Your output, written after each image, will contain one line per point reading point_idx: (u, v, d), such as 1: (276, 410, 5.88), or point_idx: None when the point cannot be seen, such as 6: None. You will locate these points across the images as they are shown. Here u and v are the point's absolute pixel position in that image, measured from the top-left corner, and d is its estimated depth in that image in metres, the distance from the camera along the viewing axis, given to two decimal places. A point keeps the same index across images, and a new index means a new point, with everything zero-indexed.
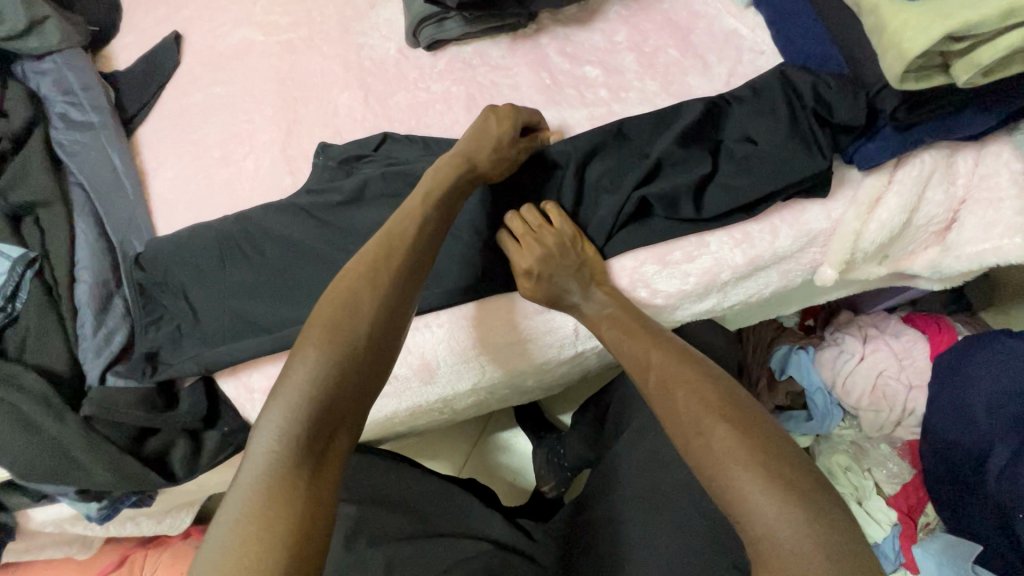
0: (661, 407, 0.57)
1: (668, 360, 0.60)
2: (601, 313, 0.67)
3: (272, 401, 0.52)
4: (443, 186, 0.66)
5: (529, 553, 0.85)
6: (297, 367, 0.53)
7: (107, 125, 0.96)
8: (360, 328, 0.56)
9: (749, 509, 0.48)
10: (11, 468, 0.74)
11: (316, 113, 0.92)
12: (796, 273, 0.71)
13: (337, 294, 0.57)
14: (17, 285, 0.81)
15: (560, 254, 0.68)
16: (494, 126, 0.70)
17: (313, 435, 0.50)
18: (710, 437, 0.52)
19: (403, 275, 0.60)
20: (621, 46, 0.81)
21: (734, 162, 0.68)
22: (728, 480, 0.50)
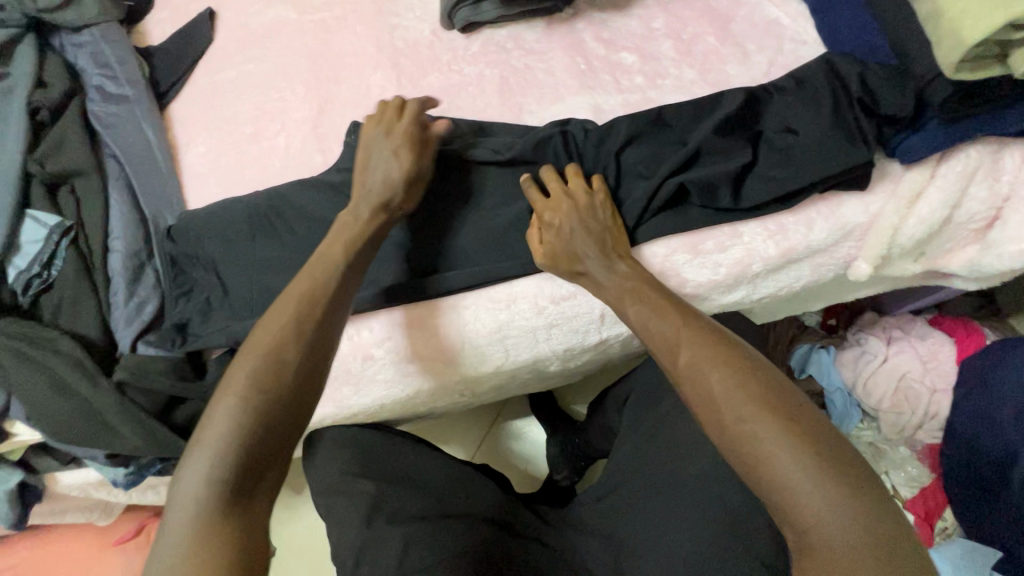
0: (694, 392, 0.54)
1: (699, 341, 0.56)
2: (622, 285, 0.64)
3: (192, 450, 0.52)
4: (364, 233, 0.68)
5: (545, 539, 0.86)
6: (219, 420, 0.53)
7: (141, 99, 0.97)
8: (284, 377, 0.56)
9: (798, 502, 0.46)
10: (45, 431, 0.76)
11: (348, 92, 0.92)
12: (829, 268, 0.70)
13: (258, 344, 0.58)
14: (53, 252, 0.83)
15: (588, 215, 0.67)
16: (402, 162, 0.71)
17: (241, 480, 0.51)
18: (753, 425, 0.50)
19: (325, 320, 0.61)
20: (659, 33, 0.80)
21: (776, 153, 0.67)
22: (774, 472, 0.48)
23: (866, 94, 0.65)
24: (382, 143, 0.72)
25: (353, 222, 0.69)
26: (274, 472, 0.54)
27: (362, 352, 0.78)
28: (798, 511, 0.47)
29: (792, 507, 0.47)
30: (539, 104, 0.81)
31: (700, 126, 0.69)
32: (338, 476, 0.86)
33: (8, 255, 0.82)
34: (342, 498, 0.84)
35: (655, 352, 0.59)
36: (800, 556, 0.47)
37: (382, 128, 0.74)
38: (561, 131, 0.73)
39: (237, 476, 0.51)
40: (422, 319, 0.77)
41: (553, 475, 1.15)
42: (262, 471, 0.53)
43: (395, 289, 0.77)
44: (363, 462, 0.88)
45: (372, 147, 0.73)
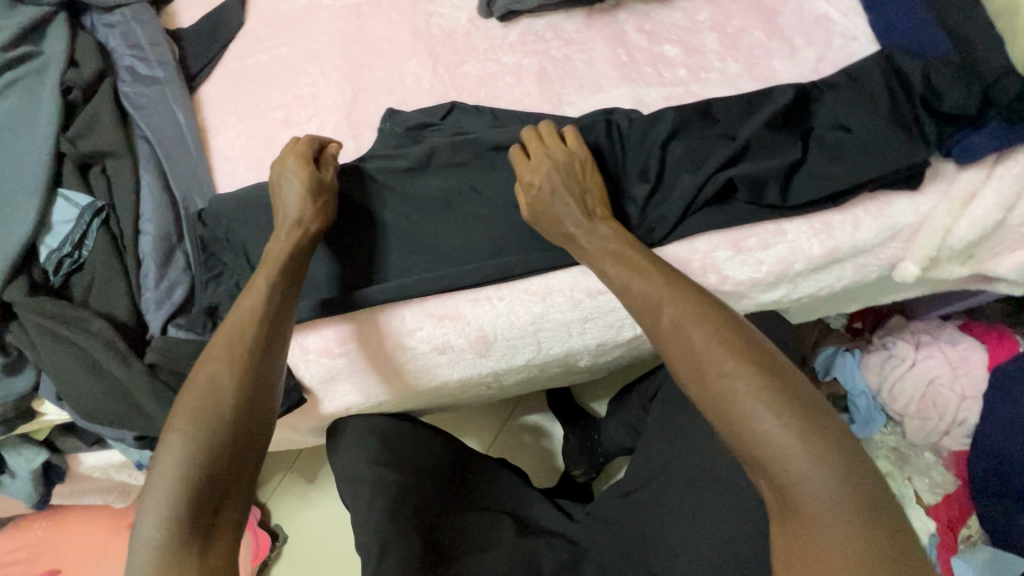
0: (678, 349, 0.57)
1: (682, 304, 0.58)
2: (603, 246, 0.65)
3: (148, 492, 0.53)
4: (284, 259, 0.68)
5: (569, 535, 0.86)
6: (166, 462, 0.53)
7: (172, 81, 0.96)
8: (222, 407, 0.56)
9: (776, 454, 0.50)
10: (78, 409, 0.77)
11: (382, 79, 0.91)
12: (873, 268, 0.69)
13: (196, 381, 0.58)
14: (84, 232, 0.83)
15: (566, 174, 0.68)
16: (300, 179, 0.71)
17: (199, 512, 0.52)
18: (733, 382, 0.53)
19: (258, 347, 0.61)
20: (703, 26, 0.79)
21: (828, 151, 0.66)
22: (752, 426, 0.51)
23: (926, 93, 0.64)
24: (281, 169, 0.72)
25: (271, 249, 0.69)
26: (234, 499, 0.55)
27: (395, 341, 0.78)
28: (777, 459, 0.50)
29: (771, 455, 0.50)
30: (579, 94, 0.80)
31: (748, 122, 0.69)
32: (362, 466, 0.85)
33: (40, 234, 0.82)
34: (366, 490, 0.83)
35: (637, 316, 0.61)
36: (778, 504, 0.51)
37: (279, 156, 0.75)
38: (605, 120, 0.72)
39: (195, 507, 0.52)
40: (456, 310, 0.77)
41: (570, 471, 1.15)
42: (218, 501, 0.54)
43: (431, 279, 0.77)
44: (385, 452, 0.87)
45: (276, 177, 0.73)
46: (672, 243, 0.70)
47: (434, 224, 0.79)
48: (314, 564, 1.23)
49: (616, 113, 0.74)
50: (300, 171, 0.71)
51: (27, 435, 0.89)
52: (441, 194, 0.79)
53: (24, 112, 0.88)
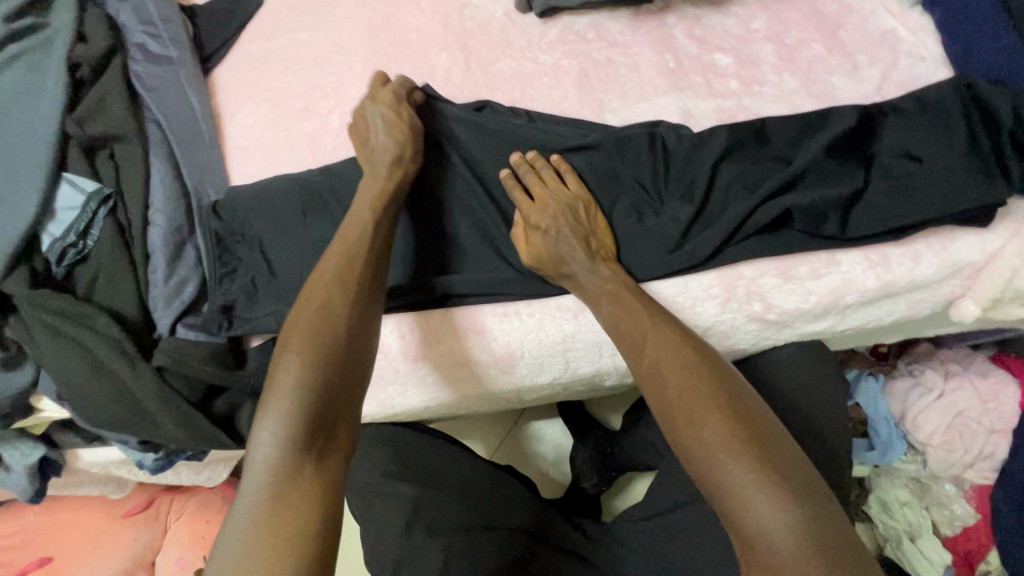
0: (654, 391, 0.57)
1: (662, 342, 0.59)
2: (600, 287, 0.65)
3: (264, 410, 0.52)
4: (387, 189, 0.68)
5: (589, 555, 0.82)
6: (285, 379, 0.53)
7: (186, 62, 0.90)
8: (338, 329, 0.57)
9: (743, 506, 0.49)
10: (79, 410, 0.73)
11: (410, 72, 0.86)
12: (926, 304, 0.68)
13: (307, 306, 0.58)
14: (89, 221, 0.78)
15: (571, 215, 0.68)
16: (398, 113, 0.72)
17: (313, 427, 0.52)
18: (702, 429, 0.53)
19: (368, 278, 0.61)
20: (758, 35, 0.77)
21: (892, 181, 0.65)
22: (720, 478, 0.50)
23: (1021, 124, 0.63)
24: (372, 106, 0.73)
25: (371, 184, 0.68)
26: (345, 417, 0.55)
27: (413, 353, 0.75)
28: (742, 516, 0.49)
29: (736, 511, 0.49)
30: (622, 102, 0.76)
31: (807, 146, 0.67)
32: (376, 477, 0.83)
33: (42, 220, 0.77)
34: (379, 503, 0.80)
35: (622, 351, 0.62)
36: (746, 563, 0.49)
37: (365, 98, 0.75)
38: (650, 133, 0.71)
39: (312, 427, 0.52)
40: (482, 322, 0.74)
41: (580, 483, 1.09)
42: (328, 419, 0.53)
43: (458, 288, 0.73)
44: (400, 465, 0.84)
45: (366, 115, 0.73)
46: (715, 267, 0.67)
47: (464, 233, 0.75)
48: None
49: (662, 129, 0.71)
50: (396, 108, 0.72)
51: (23, 429, 0.85)
52: (472, 200, 0.75)
53: (28, 89, 0.82)
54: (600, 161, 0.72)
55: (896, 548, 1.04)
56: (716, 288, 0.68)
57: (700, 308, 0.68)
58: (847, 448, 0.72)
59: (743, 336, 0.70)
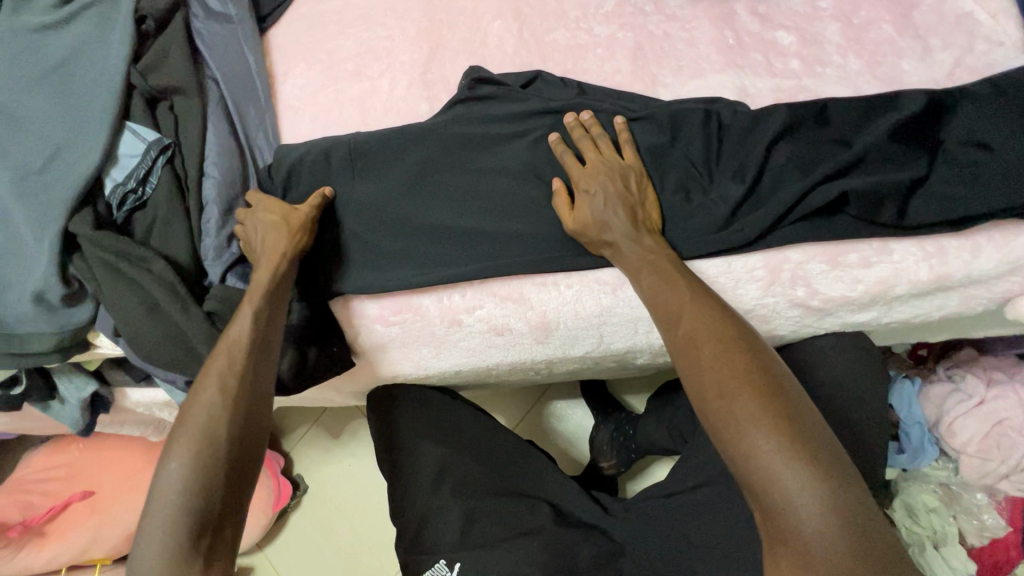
0: (686, 363, 0.57)
1: (700, 317, 0.58)
2: (643, 257, 0.64)
3: (149, 519, 0.56)
4: (267, 287, 0.68)
5: (603, 527, 0.83)
6: (167, 490, 0.57)
7: (245, 22, 0.92)
8: (216, 432, 0.60)
9: (765, 477, 0.49)
10: (134, 347, 0.77)
11: (463, 39, 0.86)
12: (980, 301, 0.67)
13: (195, 416, 0.60)
14: (149, 168, 0.81)
15: (622, 183, 0.68)
16: (269, 215, 0.73)
17: (198, 532, 0.56)
18: (732, 403, 0.53)
19: (252, 376, 0.64)
20: (825, 14, 0.75)
21: (955, 170, 0.64)
22: (748, 449, 0.51)
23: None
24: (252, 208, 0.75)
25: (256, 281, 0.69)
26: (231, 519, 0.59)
27: (450, 317, 0.76)
28: (768, 488, 0.49)
29: (762, 482, 0.50)
30: (676, 77, 0.75)
31: (868, 130, 0.66)
32: (408, 434, 0.87)
33: (106, 165, 0.80)
34: (410, 459, 0.86)
35: (656, 321, 0.62)
36: (765, 530, 0.50)
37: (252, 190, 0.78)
38: (705, 109, 0.69)
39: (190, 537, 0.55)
40: (520, 293, 0.74)
41: (598, 463, 1.11)
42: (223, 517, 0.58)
43: (500, 257, 0.74)
44: (433, 428, 0.87)
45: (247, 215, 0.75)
46: (762, 248, 0.67)
47: (507, 202, 0.75)
48: (332, 516, 1.26)
49: (720, 105, 0.70)
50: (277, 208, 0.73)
51: (78, 364, 0.90)
52: (517, 167, 0.76)
53: (98, 39, 0.85)
54: (653, 134, 0.71)
55: (917, 553, 1.00)
56: (761, 271, 0.67)
57: (742, 289, 0.68)
58: (880, 441, 0.71)
59: (783, 321, 0.71)
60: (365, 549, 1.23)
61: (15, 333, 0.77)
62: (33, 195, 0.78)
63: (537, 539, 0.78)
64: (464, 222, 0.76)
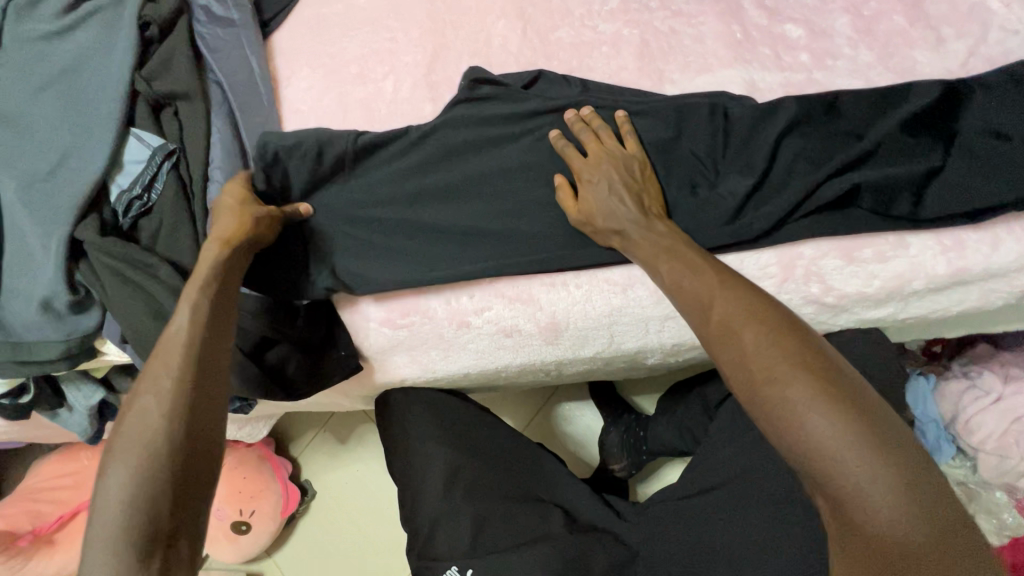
0: (728, 353, 0.53)
1: (732, 302, 0.55)
2: (656, 243, 0.63)
3: (90, 538, 0.50)
4: (209, 272, 0.62)
5: (616, 531, 0.82)
6: (109, 502, 0.50)
7: (248, 26, 0.92)
8: (155, 433, 0.53)
9: (833, 468, 0.46)
10: (142, 354, 0.77)
11: (467, 39, 0.86)
12: (999, 296, 0.65)
13: (134, 426, 0.53)
14: (154, 174, 0.80)
15: (625, 172, 0.67)
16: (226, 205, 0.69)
17: (146, 545, 0.49)
18: (786, 388, 0.49)
19: (194, 367, 0.56)
20: (834, 6, 0.74)
21: (969, 162, 0.63)
22: (811, 440, 0.47)
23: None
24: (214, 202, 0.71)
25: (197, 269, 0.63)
26: (186, 530, 0.52)
27: (459, 319, 0.75)
28: (836, 481, 0.46)
29: (828, 474, 0.46)
30: (683, 73, 0.74)
31: (876, 125, 0.65)
32: (417, 439, 0.86)
33: (111, 172, 0.80)
34: (420, 464, 0.84)
35: (687, 310, 0.59)
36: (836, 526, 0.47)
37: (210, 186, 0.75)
38: (711, 103, 0.69)
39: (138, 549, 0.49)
40: (529, 293, 0.73)
41: (608, 465, 1.10)
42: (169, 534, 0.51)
43: (511, 256, 0.73)
44: (442, 431, 0.86)
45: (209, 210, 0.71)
46: (775, 243, 0.66)
47: (516, 201, 0.74)
48: (342, 521, 1.25)
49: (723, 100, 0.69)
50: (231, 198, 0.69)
51: (86, 371, 0.89)
52: (523, 163, 0.74)
53: (102, 46, 0.85)
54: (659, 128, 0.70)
55: None
56: (774, 267, 0.66)
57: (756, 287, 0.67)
58: None
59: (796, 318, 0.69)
60: (374, 555, 1.22)
61: (24, 341, 0.77)
62: (39, 203, 0.78)
63: (549, 543, 0.77)
64: (471, 224, 0.74)
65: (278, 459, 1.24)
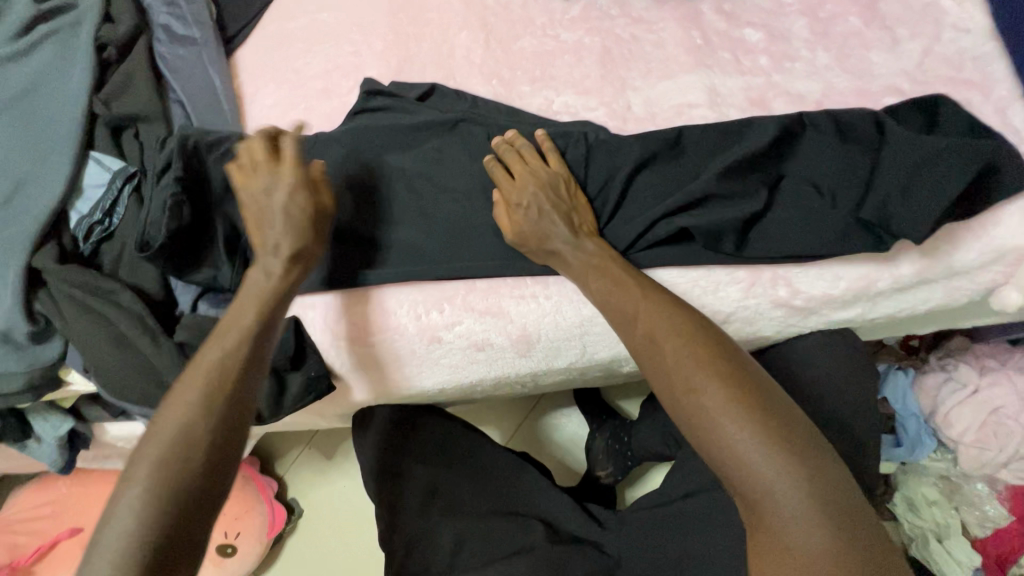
0: (650, 364, 0.57)
1: (655, 314, 0.59)
2: (588, 262, 0.64)
3: (98, 547, 0.50)
4: (272, 293, 0.64)
5: (600, 544, 0.80)
6: (123, 515, 0.50)
7: (209, 44, 0.90)
8: (192, 449, 0.53)
9: (742, 465, 0.50)
10: (106, 384, 0.75)
11: (430, 51, 0.85)
12: (964, 292, 0.66)
13: (162, 427, 0.54)
14: (115, 199, 0.79)
15: (552, 192, 0.66)
16: (298, 204, 0.66)
17: (161, 560, 0.49)
18: (702, 395, 0.53)
19: (241, 391, 0.58)
20: (791, 9, 0.74)
21: (793, 207, 0.65)
22: (724, 440, 0.51)
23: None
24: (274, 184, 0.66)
25: (263, 283, 0.64)
26: (197, 545, 0.52)
27: (429, 334, 0.74)
28: (745, 476, 0.50)
29: (738, 469, 0.51)
30: (645, 80, 0.74)
31: (713, 165, 0.66)
32: (394, 457, 0.85)
33: (70, 198, 0.79)
34: (398, 481, 0.83)
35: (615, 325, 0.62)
36: (749, 517, 0.51)
37: (257, 136, 0.68)
38: (576, 134, 0.70)
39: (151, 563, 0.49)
40: (498, 306, 0.73)
41: (594, 472, 1.09)
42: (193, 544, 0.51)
43: (481, 270, 0.73)
44: (418, 447, 0.86)
45: (257, 185, 0.66)
46: (748, 262, 0.66)
47: (483, 215, 0.74)
48: (328, 540, 1.23)
49: (589, 133, 0.70)
50: (294, 173, 0.66)
51: (53, 401, 0.87)
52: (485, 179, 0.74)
53: (58, 69, 0.83)
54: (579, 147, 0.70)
55: (922, 547, 1.00)
56: (740, 273, 0.66)
57: (723, 292, 0.67)
58: (873, 438, 0.69)
59: (767, 322, 0.69)
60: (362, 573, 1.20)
61: None
62: None
63: (527, 558, 0.76)
64: (438, 240, 0.74)
65: (262, 478, 1.22)
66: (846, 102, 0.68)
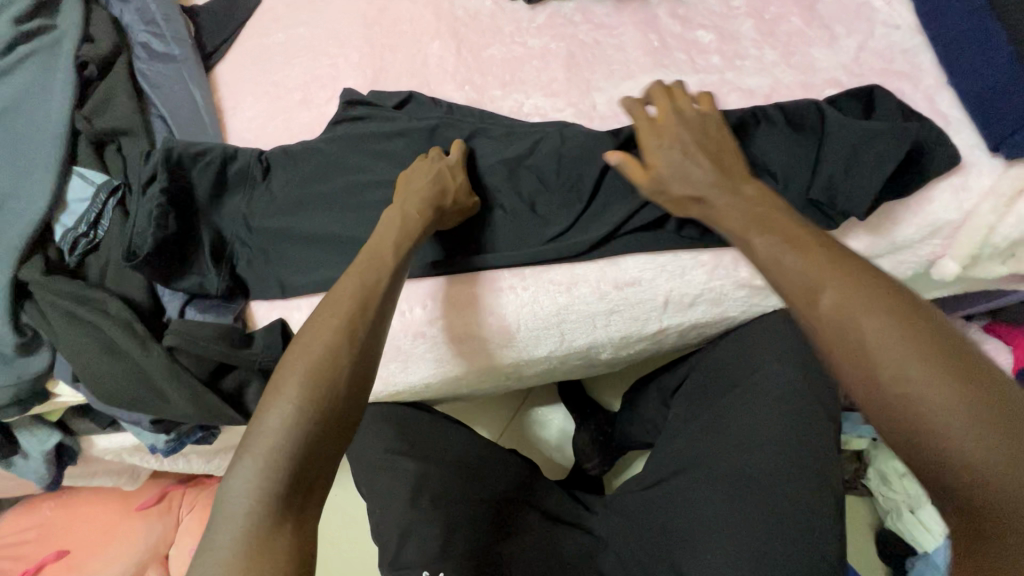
0: (840, 339, 0.45)
1: (845, 282, 0.46)
2: (748, 210, 0.56)
3: (242, 454, 0.49)
4: (405, 234, 0.65)
5: (584, 525, 0.86)
6: (272, 428, 0.49)
7: (189, 59, 0.93)
8: (340, 367, 0.53)
9: (974, 481, 0.38)
10: (96, 391, 0.76)
11: (404, 60, 0.89)
12: (910, 265, 0.71)
13: (311, 341, 0.54)
14: (99, 211, 0.81)
15: (699, 133, 0.63)
16: (455, 182, 0.72)
17: (296, 485, 0.48)
18: (917, 384, 0.41)
19: (379, 326, 0.57)
20: (739, 11, 0.79)
21: None
22: (948, 446, 0.39)
23: (989, 89, 0.67)
24: (431, 162, 0.73)
25: (396, 223, 0.65)
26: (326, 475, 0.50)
27: (414, 330, 0.77)
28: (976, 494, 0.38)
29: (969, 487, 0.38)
30: (608, 80, 0.79)
31: None
32: (381, 453, 0.85)
33: (54, 213, 0.80)
34: (387, 477, 0.83)
35: (790, 302, 0.50)
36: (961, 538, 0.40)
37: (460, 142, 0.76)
38: (549, 134, 0.76)
39: (290, 484, 0.47)
40: (481, 298, 0.76)
41: (581, 464, 1.11)
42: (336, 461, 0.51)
43: (463, 264, 0.76)
44: (405, 443, 0.86)
45: (423, 163, 0.73)
46: (710, 245, 0.72)
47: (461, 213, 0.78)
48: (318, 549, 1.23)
49: (563, 131, 0.75)
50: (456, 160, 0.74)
51: (40, 416, 0.88)
52: None
53: (39, 87, 0.85)
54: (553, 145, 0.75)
55: (896, 519, 1.01)
56: (704, 257, 0.73)
57: (689, 275, 0.73)
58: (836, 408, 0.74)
59: (733, 303, 0.75)
60: None
61: None
62: None
63: (515, 541, 0.80)
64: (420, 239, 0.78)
65: None
66: (793, 95, 0.73)
